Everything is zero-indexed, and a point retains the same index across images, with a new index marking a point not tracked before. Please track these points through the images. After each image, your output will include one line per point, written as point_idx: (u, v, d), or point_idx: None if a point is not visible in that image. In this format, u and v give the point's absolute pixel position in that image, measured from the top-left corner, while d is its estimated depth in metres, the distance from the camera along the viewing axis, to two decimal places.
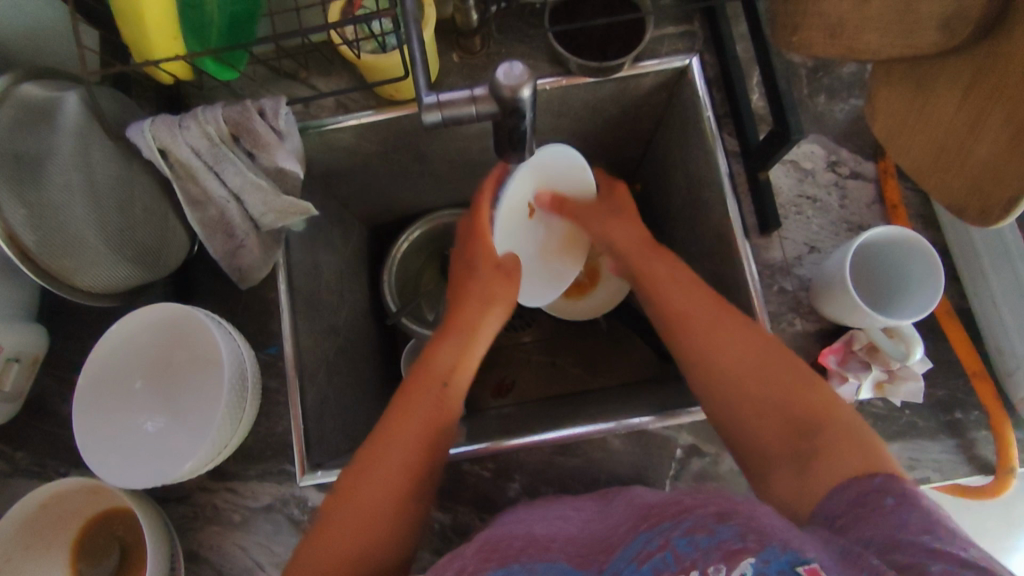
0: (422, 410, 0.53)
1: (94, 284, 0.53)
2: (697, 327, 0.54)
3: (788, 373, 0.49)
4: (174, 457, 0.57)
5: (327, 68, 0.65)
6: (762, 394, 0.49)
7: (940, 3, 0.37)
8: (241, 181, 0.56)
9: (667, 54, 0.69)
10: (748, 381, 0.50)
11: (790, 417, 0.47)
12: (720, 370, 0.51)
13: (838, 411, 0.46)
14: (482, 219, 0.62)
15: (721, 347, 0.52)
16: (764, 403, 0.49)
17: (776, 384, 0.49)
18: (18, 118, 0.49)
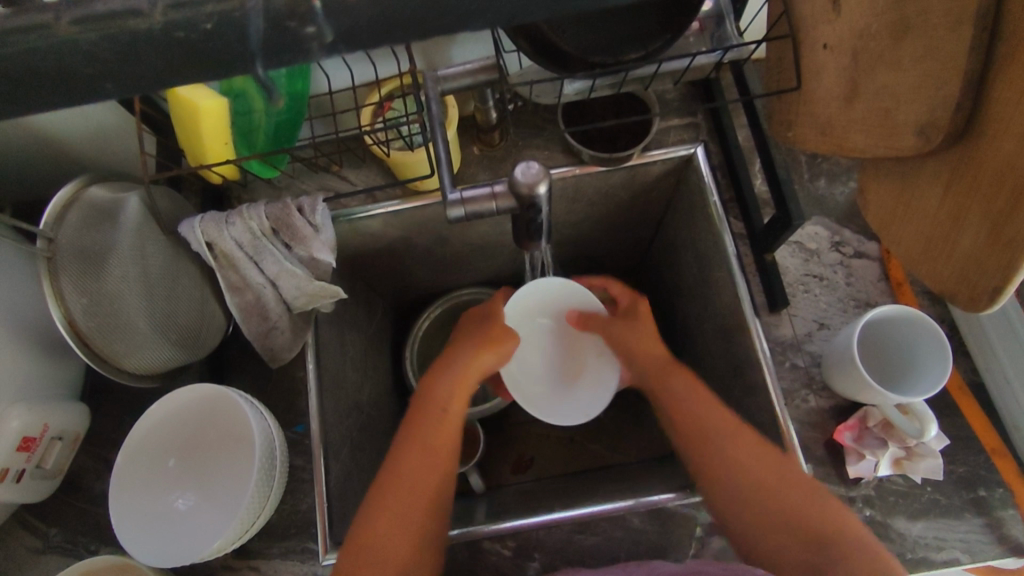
0: (427, 446, 0.56)
1: (138, 366, 0.57)
2: (720, 435, 0.58)
3: (804, 496, 0.53)
4: (202, 535, 0.58)
5: (359, 164, 0.71)
6: (783, 516, 0.53)
7: (915, 113, 0.40)
8: (277, 269, 0.60)
9: (673, 144, 0.74)
10: (760, 486, 0.54)
11: (806, 527, 0.52)
12: (728, 476, 0.56)
13: (849, 529, 0.51)
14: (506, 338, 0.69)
15: (721, 446, 0.57)
16: (778, 530, 0.53)
17: (811, 527, 0.51)
18: (87, 219, 0.54)
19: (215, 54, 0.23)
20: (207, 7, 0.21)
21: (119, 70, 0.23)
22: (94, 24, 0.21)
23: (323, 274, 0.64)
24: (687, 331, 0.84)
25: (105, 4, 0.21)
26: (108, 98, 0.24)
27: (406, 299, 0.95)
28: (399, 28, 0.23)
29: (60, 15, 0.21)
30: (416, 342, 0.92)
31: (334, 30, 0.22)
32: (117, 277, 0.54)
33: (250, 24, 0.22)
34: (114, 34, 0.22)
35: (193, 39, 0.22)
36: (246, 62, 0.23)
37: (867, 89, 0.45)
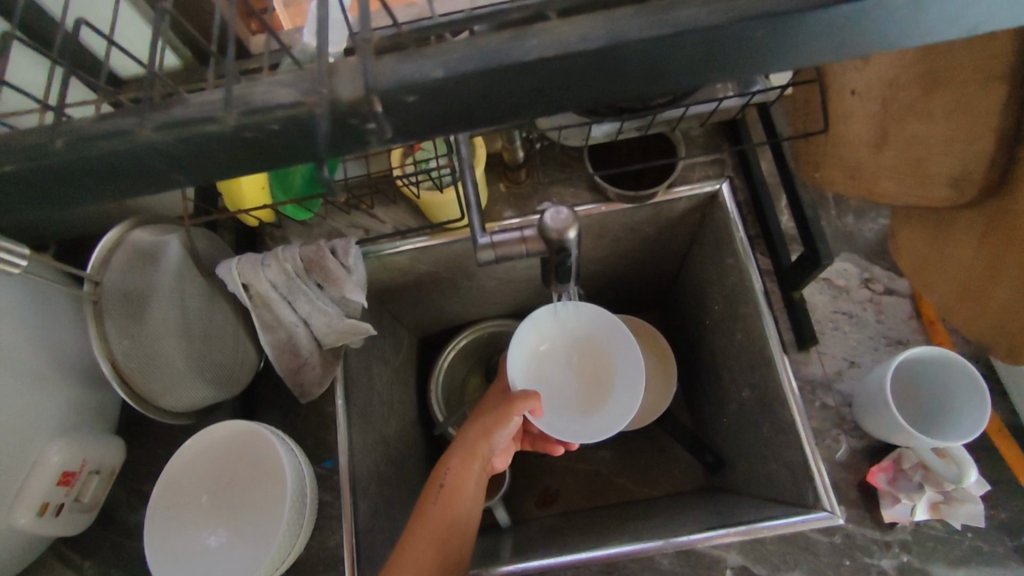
0: (437, 520, 0.58)
1: (176, 404, 0.59)
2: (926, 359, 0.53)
3: None
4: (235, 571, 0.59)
5: (389, 202, 0.73)
6: None
7: (948, 164, 0.40)
8: (310, 308, 0.62)
9: (698, 180, 0.75)
10: None
11: None
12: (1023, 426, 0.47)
13: None
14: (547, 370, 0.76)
15: None
16: None
17: None
18: (131, 263, 0.56)
19: (281, 151, 0.24)
20: (276, 113, 0.22)
21: (189, 164, 0.24)
22: (174, 130, 0.23)
23: (354, 312, 0.65)
24: (714, 366, 0.83)
25: (182, 110, 0.23)
26: (178, 187, 0.25)
27: (431, 331, 0.96)
28: (456, 124, 0.24)
29: (143, 123, 0.23)
30: (441, 374, 0.92)
31: (393, 127, 0.23)
32: (159, 320, 0.56)
33: (315, 128, 0.23)
34: (190, 138, 0.23)
35: (261, 138, 0.23)
36: (310, 156, 0.24)
37: (897, 138, 0.45)
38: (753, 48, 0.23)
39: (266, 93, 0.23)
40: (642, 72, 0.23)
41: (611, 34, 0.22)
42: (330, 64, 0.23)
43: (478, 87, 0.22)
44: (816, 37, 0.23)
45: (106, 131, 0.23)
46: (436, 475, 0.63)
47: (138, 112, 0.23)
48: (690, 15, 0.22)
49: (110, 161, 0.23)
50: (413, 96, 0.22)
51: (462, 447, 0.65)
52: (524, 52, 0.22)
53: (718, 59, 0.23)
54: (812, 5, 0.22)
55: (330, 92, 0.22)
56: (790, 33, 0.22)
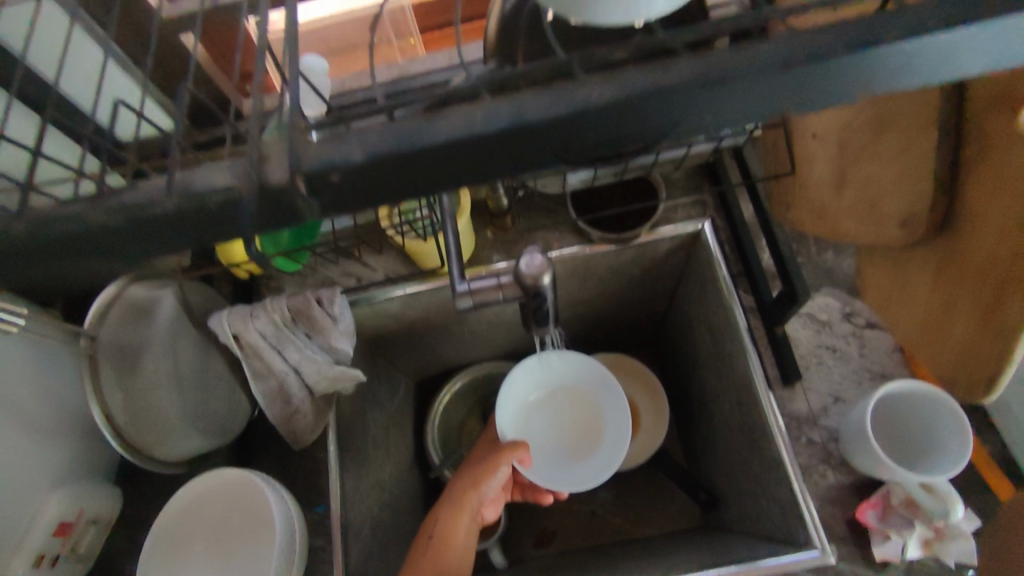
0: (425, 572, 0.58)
1: (169, 453, 0.60)
2: None
3: None
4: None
5: (379, 250, 0.76)
6: None
7: (898, 206, 0.41)
8: (300, 356, 0.64)
9: (680, 221, 0.77)
10: None
11: None
12: None
13: None
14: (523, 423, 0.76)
15: None
16: None
17: None
18: (126, 317, 0.59)
19: (222, 227, 0.26)
20: (208, 196, 0.25)
21: (137, 241, 0.26)
22: (121, 213, 0.25)
23: (344, 359, 0.67)
24: (704, 402, 0.83)
25: (128, 196, 0.26)
26: (133, 262, 0.27)
27: (428, 375, 0.98)
28: (382, 198, 0.26)
29: (93, 207, 0.26)
30: (436, 416, 0.93)
31: (323, 203, 0.25)
32: (151, 371, 0.58)
33: (245, 209, 0.25)
34: (134, 220, 0.25)
35: (200, 218, 0.25)
36: (246, 232, 0.26)
37: (854, 179, 0.47)
38: (650, 120, 0.25)
39: (203, 179, 0.25)
40: (548, 147, 0.25)
41: (515, 115, 0.24)
42: (267, 152, 0.25)
43: (400, 166, 0.25)
44: (709, 108, 0.25)
45: (64, 216, 0.26)
46: (427, 526, 0.64)
47: (92, 198, 0.26)
48: (588, 93, 0.24)
49: (67, 241, 0.26)
50: (335, 175, 0.24)
51: (453, 497, 0.66)
52: (433, 135, 0.24)
53: (620, 131, 0.25)
54: (698, 82, 0.24)
55: (261, 177, 0.25)
56: (682, 107, 0.24)
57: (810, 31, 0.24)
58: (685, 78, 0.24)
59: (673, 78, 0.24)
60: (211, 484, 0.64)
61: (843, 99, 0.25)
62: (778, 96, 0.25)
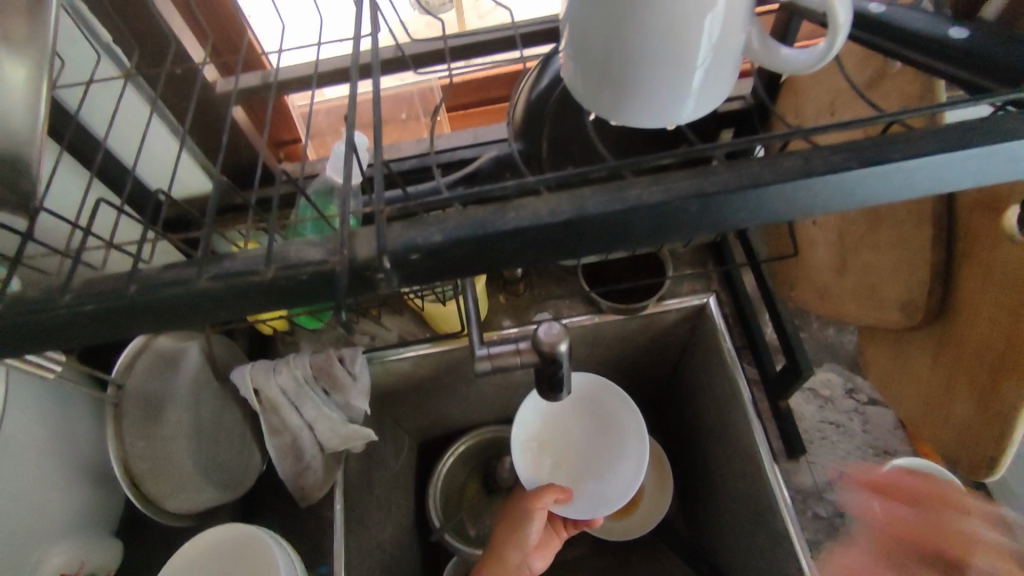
0: None
1: (180, 507, 0.60)
2: None
3: None
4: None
5: (397, 312, 0.79)
6: None
7: (897, 292, 0.44)
8: (316, 413, 0.65)
9: (686, 294, 0.80)
10: None
11: None
12: None
13: None
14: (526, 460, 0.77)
15: None
16: None
17: None
18: (152, 367, 0.60)
19: (299, 293, 0.29)
20: (305, 268, 0.28)
21: (231, 304, 0.29)
22: (223, 280, 0.28)
23: (357, 417, 0.68)
24: (709, 473, 0.84)
25: (231, 265, 0.29)
26: (222, 321, 0.30)
27: (431, 436, 0.98)
28: (443, 275, 0.29)
29: (200, 274, 0.29)
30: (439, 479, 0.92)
31: (395, 278, 0.28)
32: (172, 424, 0.58)
33: (326, 279, 0.28)
34: (235, 286, 0.28)
35: (292, 287, 0.28)
36: (331, 299, 0.29)
37: (854, 264, 0.50)
38: (693, 218, 0.28)
39: (299, 253, 0.28)
40: (598, 240, 0.28)
41: (573, 211, 0.27)
42: (355, 231, 0.29)
43: (466, 249, 0.28)
44: (743, 211, 0.28)
45: (170, 281, 0.29)
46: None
47: (198, 265, 0.29)
48: (637, 195, 0.28)
49: (170, 302, 0.29)
50: (415, 255, 0.27)
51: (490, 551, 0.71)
52: (502, 224, 0.27)
53: (663, 227, 0.28)
54: (731, 189, 0.27)
55: (349, 253, 0.28)
56: (720, 209, 0.28)
57: (827, 150, 0.28)
58: (716, 188, 0.27)
59: (705, 184, 0.28)
60: (218, 540, 0.63)
61: (853, 207, 0.29)
62: (802, 204, 0.28)
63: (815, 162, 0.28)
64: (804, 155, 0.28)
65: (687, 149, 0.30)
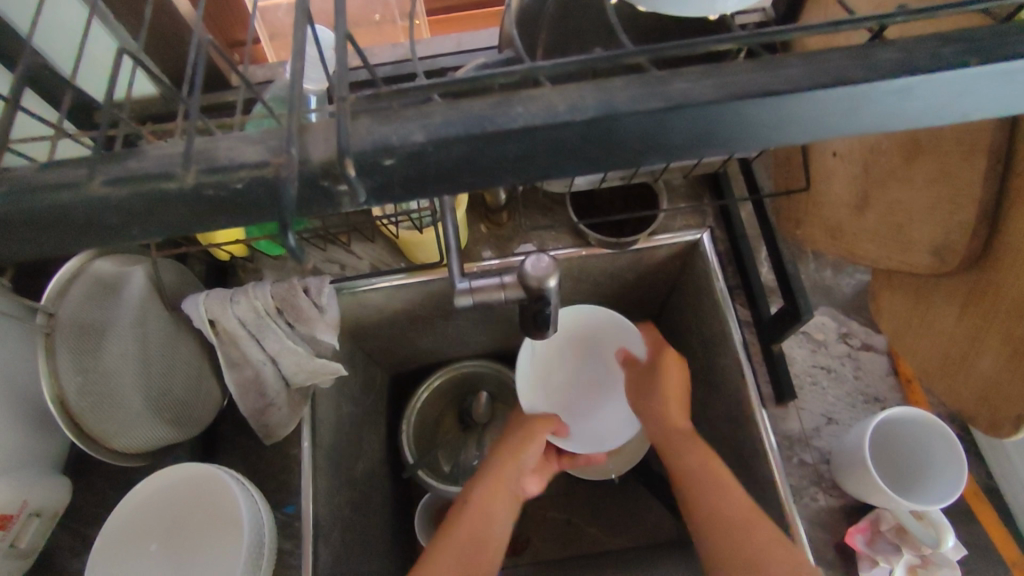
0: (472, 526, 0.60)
1: (128, 445, 0.55)
2: None
3: None
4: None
5: (368, 239, 0.73)
6: None
7: (930, 233, 0.40)
8: (279, 347, 0.59)
9: (680, 229, 0.75)
10: None
11: None
12: None
13: None
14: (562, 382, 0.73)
15: None
16: None
17: None
18: (90, 294, 0.53)
19: (233, 207, 0.23)
20: (238, 172, 0.22)
21: (141, 220, 0.23)
22: (127, 185, 0.22)
23: (325, 351, 0.63)
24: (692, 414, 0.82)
25: (135, 164, 0.23)
26: (133, 240, 0.24)
27: (404, 371, 0.94)
28: (419, 188, 0.23)
29: (92, 176, 0.23)
30: (413, 415, 0.88)
31: (363, 190, 0.23)
32: (116, 355, 0.53)
33: (269, 184, 0.22)
34: (143, 195, 0.22)
35: (223, 196, 0.23)
36: (273, 215, 0.23)
37: (878, 200, 0.45)
38: (749, 122, 0.23)
39: (230, 150, 0.23)
40: (635, 145, 0.23)
41: (603, 104, 0.22)
42: (306, 127, 0.23)
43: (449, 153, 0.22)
44: (805, 117, 0.23)
45: (63, 183, 0.22)
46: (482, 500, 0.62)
47: (90, 165, 0.23)
48: (687, 90, 0.22)
49: (65, 213, 0.22)
50: (389, 158, 0.22)
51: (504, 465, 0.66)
52: (510, 120, 0.22)
53: (712, 134, 0.23)
54: (795, 89, 0.22)
55: (301, 153, 0.22)
56: (785, 113, 0.23)
57: (928, 40, 0.23)
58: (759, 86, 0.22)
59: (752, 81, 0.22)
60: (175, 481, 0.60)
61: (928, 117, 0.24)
62: (884, 115, 0.23)
63: (892, 57, 0.23)
64: (906, 45, 0.23)
65: (755, 30, 0.24)
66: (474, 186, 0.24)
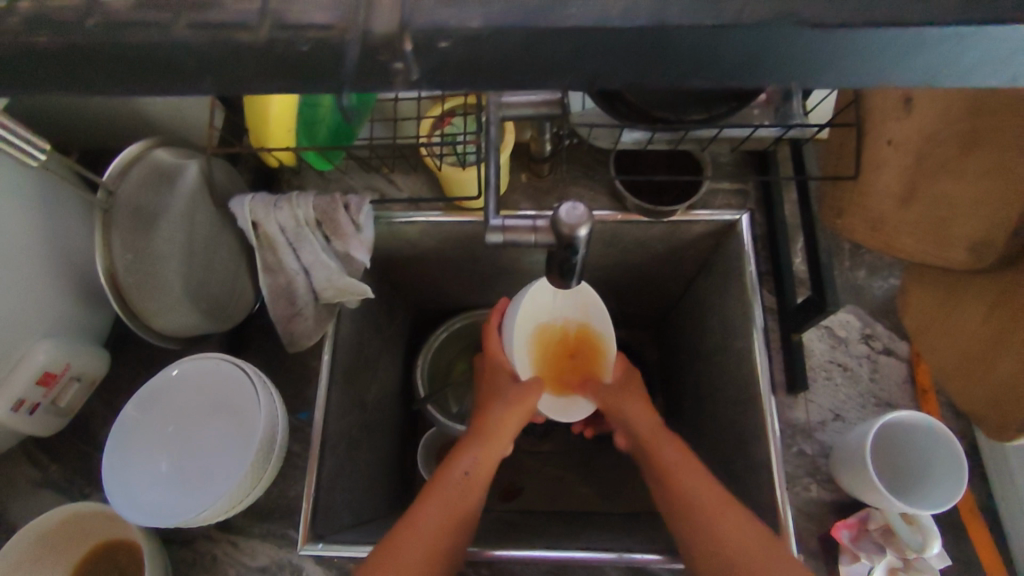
0: None
1: (164, 327, 0.59)
2: None
3: None
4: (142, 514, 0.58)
5: (411, 172, 0.74)
6: None
7: (972, 229, 0.40)
8: (313, 259, 0.61)
9: (718, 208, 0.74)
10: None
11: None
12: None
13: None
14: (212, 386, 0.63)
15: None
16: None
17: None
18: (148, 178, 0.56)
19: (303, 73, 0.24)
20: (307, 33, 0.24)
21: (209, 71, 0.24)
22: (201, 29, 0.24)
23: (356, 272, 0.65)
24: (700, 393, 0.83)
25: (213, 15, 0.24)
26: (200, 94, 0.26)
27: (429, 309, 0.97)
28: (477, 82, 0.25)
29: (172, 18, 0.24)
30: (430, 351, 0.91)
31: (421, 70, 0.24)
32: (164, 240, 0.56)
33: (341, 54, 0.24)
34: (218, 45, 0.24)
35: (289, 57, 0.24)
36: (330, 85, 0.25)
37: (925, 194, 0.45)
38: (799, 54, 0.23)
39: (300, 12, 0.24)
40: (682, 60, 0.24)
41: (657, 17, 0.23)
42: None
43: (507, 42, 0.23)
44: (857, 60, 0.23)
45: (137, 25, 0.24)
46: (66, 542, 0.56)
47: (172, 9, 0.24)
48: (743, 11, 0.23)
49: (146, 58, 0.24)
50: (445, 42, 0.23)
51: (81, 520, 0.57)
52: (566, 19, 0.23)
53: (774, 60, 0.24)
54: (844, 23, 0.22)
55: (366, 25, 0.24)
56: (837, 46, 0.23)
57: None
58: (812, 18, 0.22)
59: (802, 14, 0.22)
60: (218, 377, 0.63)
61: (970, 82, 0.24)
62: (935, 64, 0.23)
63: None
64: None
65: None
66: (520, 83, 0.25)
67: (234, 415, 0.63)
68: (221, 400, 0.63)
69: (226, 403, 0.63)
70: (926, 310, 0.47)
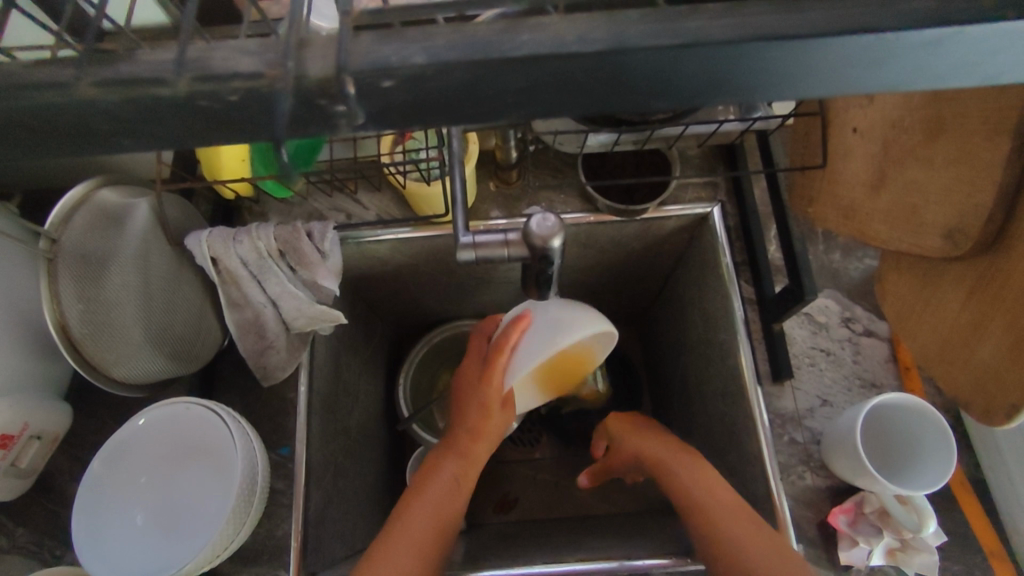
0: None
1: (128, 375, 0.56)
2: None
3: None
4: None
5: (375, 189, 0.72)
6: None
7: (944, 215, 0.39)
8: (280, 290, 0.59)
9: (689, 202, 0.73)
10: None
11: None
12: None
13: None
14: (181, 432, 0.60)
15: None
16: None
17: None
18: (95, 222, 0.54)
19: (235, 122, 0.23)
20: (235, 82, 0.22)
21: (133, 127, 0.23)
22: (117, 84, 0.22)
23: (326, 299, 0.63)
24: (687, 388, 0.82)
25: (130, 68, 0.22)
26: (124, 150, 0.24)
27: (406, 324, 0.94)
28: (425, 119, 0.23)
29: (82, 75, 0.22)
30: (410, 368, 0.89)
31: (364, 111, 0.23)
32: (117, 285, 0.54)
33: (274, 100, 0.22)
34: (136, 99, 0.22)
35: (217, 108, 0.22)
36: (265, 134, 0.23)
37: (895, 181, 0.44)
38: (764, 67, 0.22)
39: (226, 60, 0.22)
40: (644, 83, 0.22)
41: (613, 38, 0.21)
42: (306, 39, 0.22)
43: (454, 77, 0.22)
44: (827, 67, 0.22)
45: (46, 84, 0.22)
46: None
47: (83, 65, 0.22)
48: (702, 26, 0.21)
49: (59, 118, 0.22)
50: (389, 80, 0.22)
51: None
52: (515, 47, 0.22)
53: (735, 75, 0.23)
54: (812, 33, 0.21)
55: (298, 67, 0.22)
56: (806, 57, 0.22)
57: None
58: (774, 28, 0.21)
59: (765, 26, 0.21)
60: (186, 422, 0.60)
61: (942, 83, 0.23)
62: (907, 69, 0.22)
63: None
64: None
65: None
66: (474, 117, 0.23)
67: (207, 459, 0.60)
68: (191, 446, 0.60)
69: (198, 448, 0.60)
70: (905, 298, 0.47)
